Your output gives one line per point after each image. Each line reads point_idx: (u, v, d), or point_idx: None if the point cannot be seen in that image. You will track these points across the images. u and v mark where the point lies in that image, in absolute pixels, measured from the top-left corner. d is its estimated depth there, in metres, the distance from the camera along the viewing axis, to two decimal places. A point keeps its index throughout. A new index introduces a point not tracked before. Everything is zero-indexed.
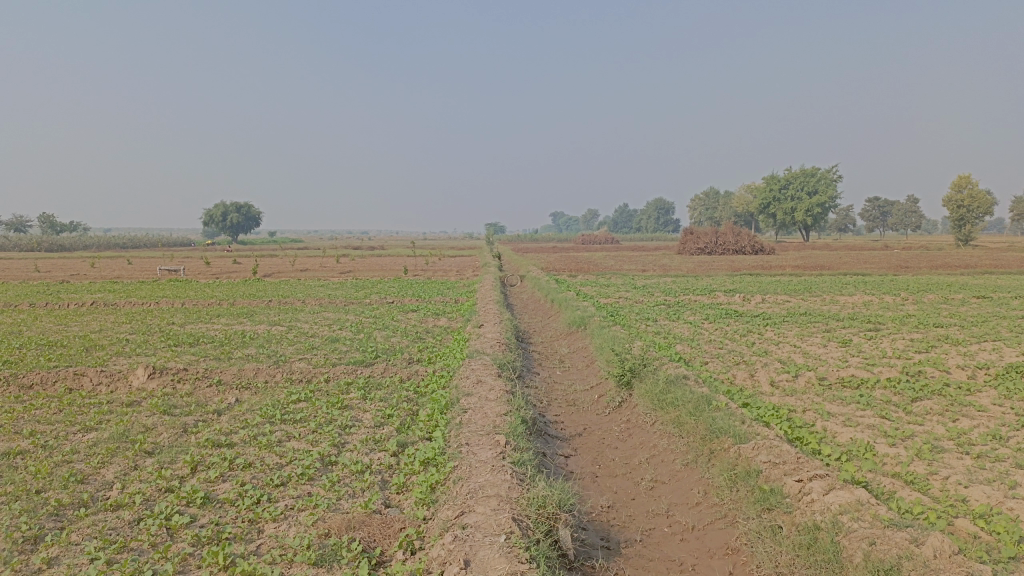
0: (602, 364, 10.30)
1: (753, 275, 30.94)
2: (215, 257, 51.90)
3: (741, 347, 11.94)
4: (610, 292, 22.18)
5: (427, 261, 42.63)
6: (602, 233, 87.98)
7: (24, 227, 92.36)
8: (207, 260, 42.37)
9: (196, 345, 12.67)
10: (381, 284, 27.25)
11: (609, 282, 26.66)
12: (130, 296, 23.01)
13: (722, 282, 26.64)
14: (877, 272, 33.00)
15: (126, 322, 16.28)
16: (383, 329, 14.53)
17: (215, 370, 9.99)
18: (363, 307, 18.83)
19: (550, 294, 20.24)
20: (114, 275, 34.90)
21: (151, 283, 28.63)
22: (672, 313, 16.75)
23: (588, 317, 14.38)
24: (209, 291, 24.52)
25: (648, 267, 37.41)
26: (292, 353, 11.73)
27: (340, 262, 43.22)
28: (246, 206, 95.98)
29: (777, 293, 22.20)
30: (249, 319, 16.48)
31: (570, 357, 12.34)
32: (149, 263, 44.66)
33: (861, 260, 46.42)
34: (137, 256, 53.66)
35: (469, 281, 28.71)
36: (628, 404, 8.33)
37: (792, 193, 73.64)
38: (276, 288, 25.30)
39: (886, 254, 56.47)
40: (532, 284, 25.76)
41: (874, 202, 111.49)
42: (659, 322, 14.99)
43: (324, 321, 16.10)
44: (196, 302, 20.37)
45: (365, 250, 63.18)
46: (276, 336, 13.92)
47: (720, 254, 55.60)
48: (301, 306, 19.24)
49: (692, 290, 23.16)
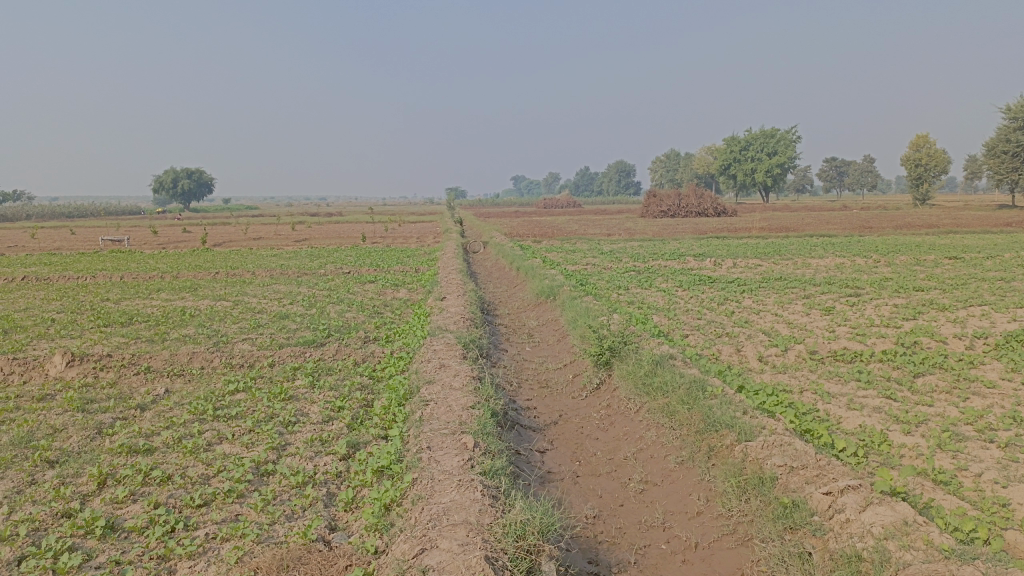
0: (576, 341, 9.45)
1: (720, 238, 30.45)
2: (165, 226, 49.75)
3: (722, 317, 11.19)
4: (577, 259, 21.32)
5: (386, 227, 41.31)
6: (565, 197, 87.05)
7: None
8: (155, 229, 40.44)
9: (128, 325, 11.51)
10: (338, 252, 26.03)
11: (575, 248, 25.85)
12: (65, 269, 21.44)
13: (690, 246, 25.98)
14: (843, 233, 32.74)
15: (56, 298, 14.96)
16: (337, 303, 13.50)
17: (146, 355, 8.91)
18: (317, 278, 17.70)
19: (515, 262, 19.32)
20: (55, 246, 33.00)
21: (92, 255, 26.93)
22: (644, 280, 15.97)
23: (557, 286, 13.51)
24: (153, 263, 23.04)
25: (614, 232, 36.73)
26: (235, 333, 10.66)
27: (296, 230, 41.61)
28: (198, 172, 92.71)
29: (747, 256, 21.61)
30: (192, 294, 15.26)
31: (540, 331, 11.48)
32: (93, 233, 42.59)
33: (824, 221, 46.41)
34: (81, 225, 51.24)
35: (430, 247, 27.64)
36: (607, 387, 7.51)
37: (753, 154, 73.48)
38: (226, 258, 23.93)
39: (847, 215, 56.63)
40: (496, 250, 24.78)
41: (833, 163, 112.22)
42: (631, 290, 14.19)
43: (274, 294, 14.97)
44: (136, 276, 19.00)
45: (324, 216, 61.34)
46: (221, 312, 12.79)
47: (683, 216, 55.18)
48: (250, 278, 18.04)
49: (661, 255, 22.44)
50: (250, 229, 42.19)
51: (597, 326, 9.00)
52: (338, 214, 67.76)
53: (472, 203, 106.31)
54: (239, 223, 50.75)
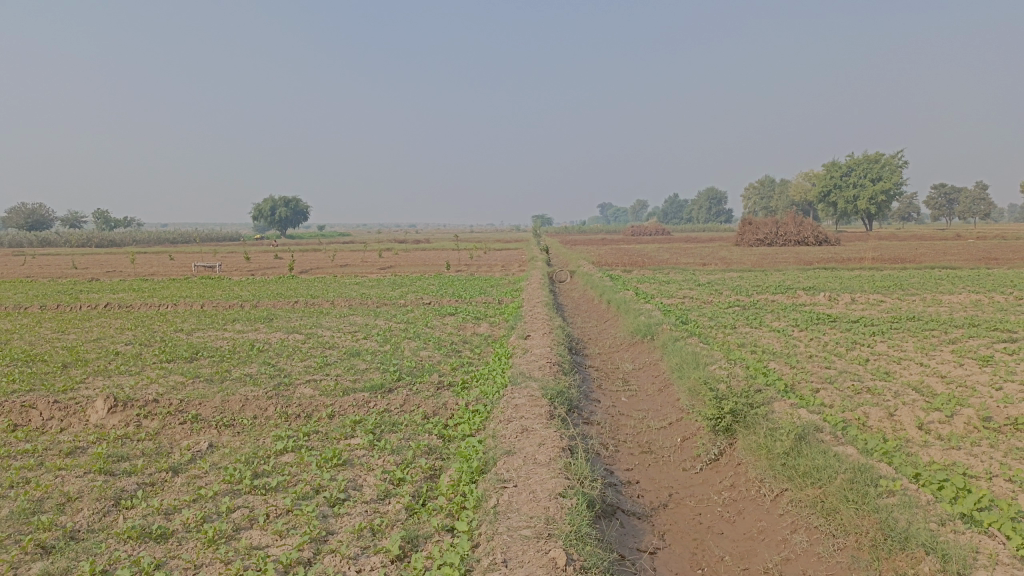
0: (685, 396, 8.00)
1: (827, 269, 28.13)
2: (259, 252, 50.83)
3: (855, 369, 9.44)
4: (672, 291, 19.71)
5: (472, 255, 40.52)
6: (654, 223, 84.98)
7: (78, 223, 93.67)
8: (246, 256, 41.02)
9: (192, 360, 10.73)
10: (421, 281, 25.27)
11: (669, 278, 24.23)
12: (152, 297, 21.35)
13: (797, 278, 23.94)
14: (965, 265, 29.80)
15: (131, 328, 14.51)
16: (413, 339, 12.39)
17: (198, 400, 7.97)
18: (396, 310, 16.76)
19: (606, 294, 17.91)
20: (150, 272, 33.77)
21: (182, 281, 27.14)
22: (751, 317, 14.26)
23: (655, 324, 12.01)
24: (237, 290, 22.76)
25: (709, 261, 34.76)
26: (299, 373, 9.67)
27: (382, 257, 41.46)
28: (294, 201, 95.41)
29: (864, 291, 19.46)
30: (267, 325, 14.53)
31: (637, 378, 10.05)
32: (189, 258, 43.60)
33: (939, 251, 42.88)
34: (180, 252, 52.93)
35: (515, 276, 26.56)
36: (730, 462, 6.03)
37: (854, 180, 69.66)
38: (308, 287, 23.45)
39: (962, 244, 52.51)
40: (585, 280, 23.40)
41: (941, 189, 105.57)
42: (739, 331, 12.54)
43: (349, 327, 14.06)
44: (216, 304, 18.58)
45: (412, 244, 61.46)
46: (291, 347, 11.90)
47: (781, 245, 52.39)
48: (328, 308, 17.27)
49: (766, 289, 20.53)
50: (336, 257, 42.33)
51: (711, 379, 7.55)
52: (426, 240, 67.79)
53: (558, 230, 105.41)
54: (328, 250, 51.23)
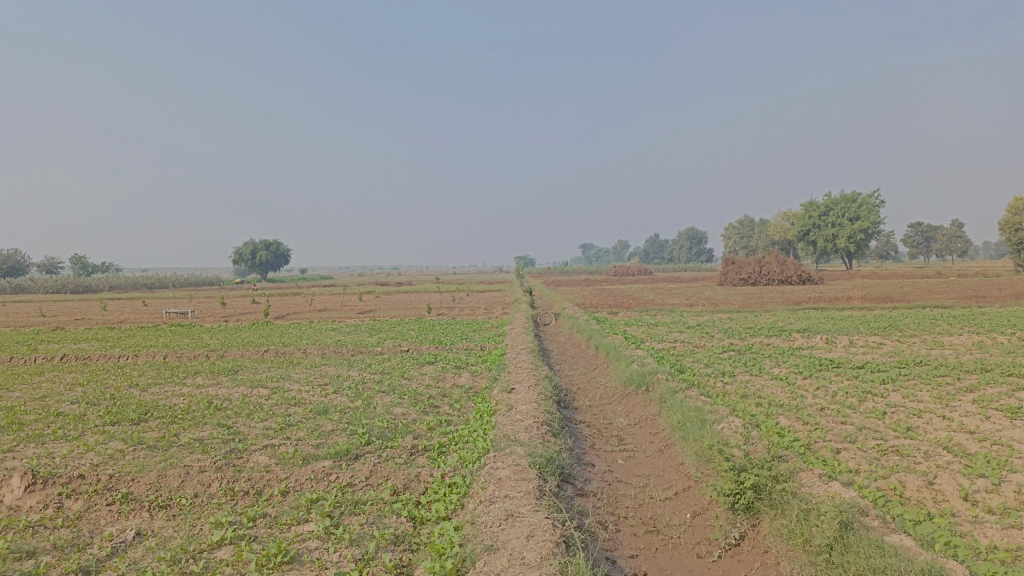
0: (692, 462, 7.07)
1: (817, 309, 27.46)
2: (236, 297, 49.48)
3: (873, 424, 8.57)
4: (662, 334, 18.87)
5: (453, 298, 39.60)
6: (636, 263, 84.52)
7: (53, 269, 91.93)
8: (221, 301, 39.81)
9: (140, 423, 9.64)
10: (400, 326, 24.28)
11: (657, 321, 23.44)
12: (113, 346, 20.16)
13: (788, 319, 23.23)
14: (953, 303, 29.31)
15: (81, 384, 13.34)
16: (387, 393, 11.37)
17: (132, 474, 6.90)
18: (371, 359, 15.74)
19: (594, 339, 17.02)
20: (118, 318, 32.43)
21: (149, 329, 25.93)
22: (749, 363, 13.41)
23: (650, 374, 11.11)
24: (206, 338, 21.63)
25: (696, 302, 34.11)
26: (256, 437, 8.61)
27: (361, 301, 40.41)
28: (274, 244, 94.41)
29: (860, 333, 18.72)
30: (230, 378, 13.44)
31: (633, 437, 9.10)
32: (162, 304, 42.31)
33: (925, 289, 42.54)
34: (155, 298, 51.48)
35: (498, 320, 25.65)
36: (755, 549, 5.09)
37: (834, 219, 69.83)
38: (281, 334, 22.33)
39: (945, 282, 52.40)
40: (571, 323, 22.53)
41: (917, 228, 106.57)
42: (739, 379, 11.66)
43: (319, 380, 13.02)
44: (180, 355, 17.41)
45: (393, 287, 60.42)
46: (252, 404, 10.83)
47: (765, 284, 52.03)
48: (299, 358, 16.19)
49: (759, 331, 19.74)
50: (315, 301, 41.18)
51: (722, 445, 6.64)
52: (407, 283, 66.66)
53: (541, 272, 104.99)
54: (306, 294, 50.09)
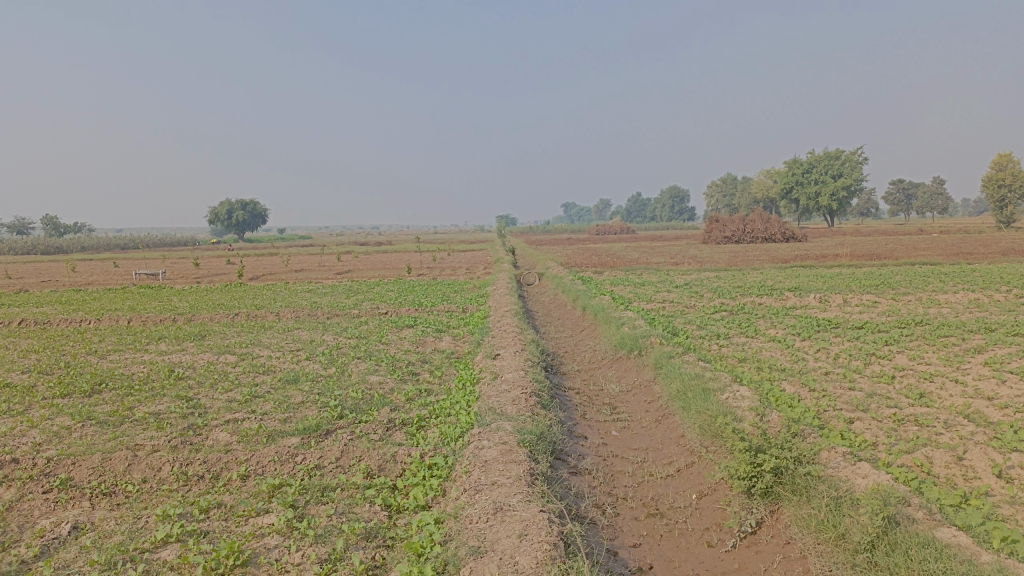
0: (695, 436, 6.45)
1: (805, 267, 26.99)
2: (213, 258, 48.35)
3: (884, 391, 7.99)
4: (650, 294, 18.27)
5: (435, 257, 38.83)
6: (618, 222, 83.94)
7: (24, 229, 89.84)
8: (196, 261, 38.75)
9: (92, 395, 8.87)
10: (380, 287, 23.52)
11: (644, 280, 22.83)
12: (79, 310, 19.25)
13: (777, 278, 22.72)
14: (941, 261, 28.97)
15: (36, 351, 12.51)
16: (363, 359, 10.66)
17: (73, 457, 6.17)
18: (348, 322, 15.00)
19: (581, 300, 16.40)
20: (89, 280, 31.35)
21: (119, 291, 24.98)
22: (744, 325, 12.83)
23: (643, 338, 10.49)
24: (177, 301, 20.77)
25: (681, 260, 33.61)
26: (218, 410, 7.90)
27: (340, 261, 39.54)
28: (251, 203, 92.53)
29: (853, 291, 18.22)
30: (198, 344, 12.67)
31: (627, 405, 8.49)
32: (135, 265, 41.20)
33: (911, 246, 42.19)
34: (128, 258, 50.18)
35: (481, 280, 24.97)
36: (776, 541, 4.48)
37: (817, 176, 69.38)
38: (256, 296, 21.51)
39: (928, 238, 52.23)
40: (555, 283, 21.88)
41: (898, 185, 106.61)
42: (736, 342, 11.08)
43: (292, 345, 12.29)
44: (146, 319, 16.56)
45: (373, 246, 59.38)
46: (218, 372, 10.08)
47: (748, 242, 51.68)
48: (272, 322, 15.42)
49: (749, 290, 19.21)
50: (293, 262, 40.22)
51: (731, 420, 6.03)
52: (387, 242, 65.57)
53: (523, 231, 104.08)
54: (283, 254, 49.06)
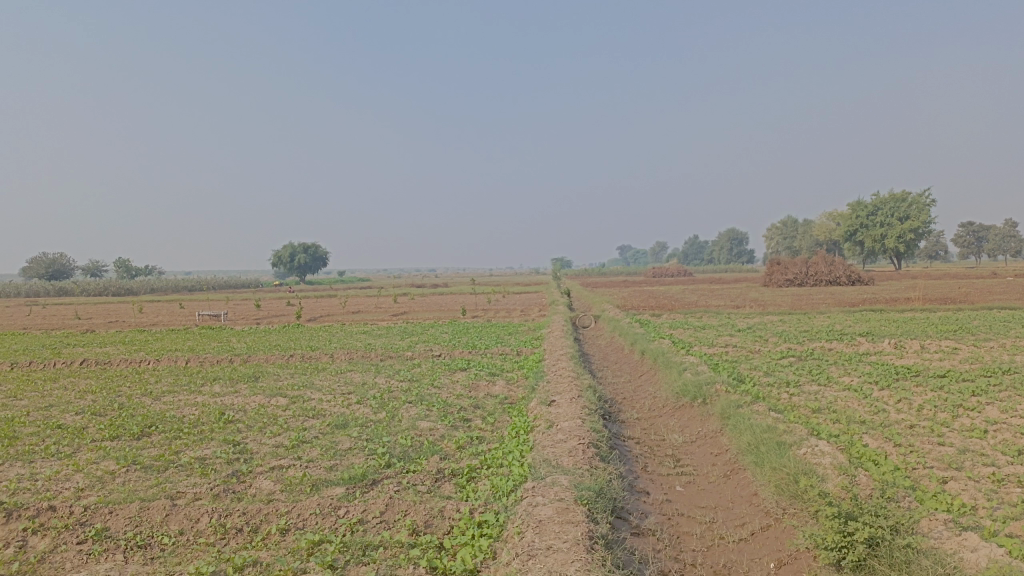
0: (770, 496, 5.89)
1: (875, 311, 25.82)
2: (273, 300, 49.23)
3: (979, 446, 7.25)
4: (711, 339, 17.56)
5: (490, 300, 38.66)
6: (675, 264, 82.81)
7: (99, 272, 93.59)
8: (256, 303, 39.43)
9: (141, 438, 8.74)
10: (434, 329, 23.35)
11: (704, 324, 22.10)
12: (140, 351, 19.55)
13: (846, 322, 21.72)
14: (1021, 305, 27.38)
15: (94, 391, 12.58)
16: (414, 404, 10.34)
17: (111, 505, 5.95)
18: (401, 365, 14.76)
19: (639, 344, 15.85)
20: (154, 322, 32.11)
21: (180, 332, 25.39)
22: (815, 371, 12.09)
23: (707, 385, 9.92)
24: (234, 342, 20.94)
25: (742, 303, 32.67)
26: (264, 456, 7.64)
27: (397, 303, 39.72)
28: (313, 246, 94.51)
29: (930, 337, 17.20)
30: (250, 386, 12.57)
31: (692, 457, 7.93)
32: (199, 307, 42.19)
33: (987, 289, 40.22)
34: (192, 300, 51.45)
35: (536, 323, 24.60)
36: None
37: (882, 218, 67.35)
38: (311, 338, 21.55)
39: (1004, 282, 49.83)
40: (613, 327, 21.34)
41: (968, 226, 102.81)
42: (807, 390, 10.39)
43: (343, 388, 12.07)
44: (203, 360, 16.63)
45: (429, 288, 59.67)
46: (267, 415, 9.88)
47: (811, 285, 50.15)
48: (325, 364, 15.28)
49: (816, 335, 18.34)
50: (350, 304, 40.57)
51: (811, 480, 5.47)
52: (443, 284, 65.86)
53: (578, 273, 103.62)
54: (341, 296, 49.66)
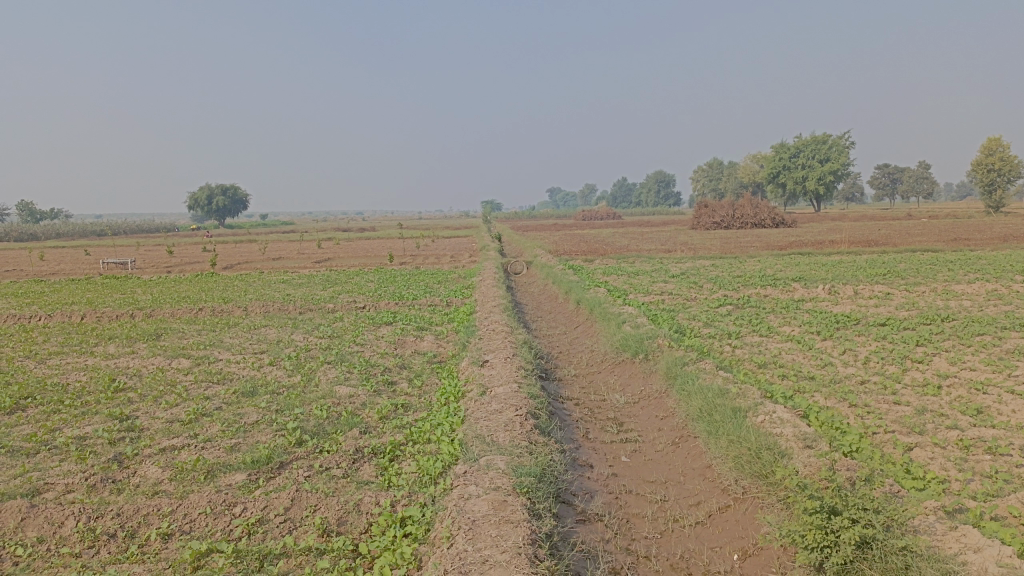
0: (728, 473, 5.30)
1: (803, 254, 25.93)
2: (189, 245, 46.72)
3: (936, 406, 6.85)
4: (647, 286, 17.07)
5: (418, 244, 37.53)
6: (604, 207, 82.76)
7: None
8: (169, 250, 37.20)
9: (12, 414, 7.58)
10: (359, 277, 22.22)
11: (638, 270, 21.70)
12: (32, 304, 17.85)
13: (777, 266, 21.65)
14: (941, 247, 27.96)
15: None
16: (333, 365, 9.42)
17: None
18: (321, 319, 13.75)
19: (574, 292, 15.23)
20: (55, 270, 29.90)
21: (81, 283, 23.53)
22: (755, 321, 11.69)
23: (649, 340, 9.33)
24: (140, 293, 19.39)
25: (674, 247, 32.52)
26: (155, 435, 6.66)
27: (321, 249, 38.18)
28: (232, 189, 90.63)
29: (861, 281, 17.15)
30: (151, 346, 11.38)
31: (635, 420, 7.33)
32: (107, 254, 39.64)
33: (905, 232, 41.24)
34: (99, 246, 48.29)
35: (466, 269, 23.74)
36: None
37: (804, 161, 68.46)
38: (226, 288, 20.16)
39: (918, 224, 51.35)
40: (545, 274, 20.69)
41: (884, 170, 105.91)
42: (751, 342, 9.95)
43: (256, 347, 11.03)
44: (102, 315, 15.20)
45: (356, 232, 57.82)
46: (166, 382, 8.81)
47: (738, 227, 50.65)
48: (238, 318, 14.10)
49: (750, 280, 18.10)
50: (271, 249, 38.78)
51: (778, 462, 4.90)
52: (371, 229, 64.00)
53: (507, 217, 102.73)
54: (261, 241, 47.51)
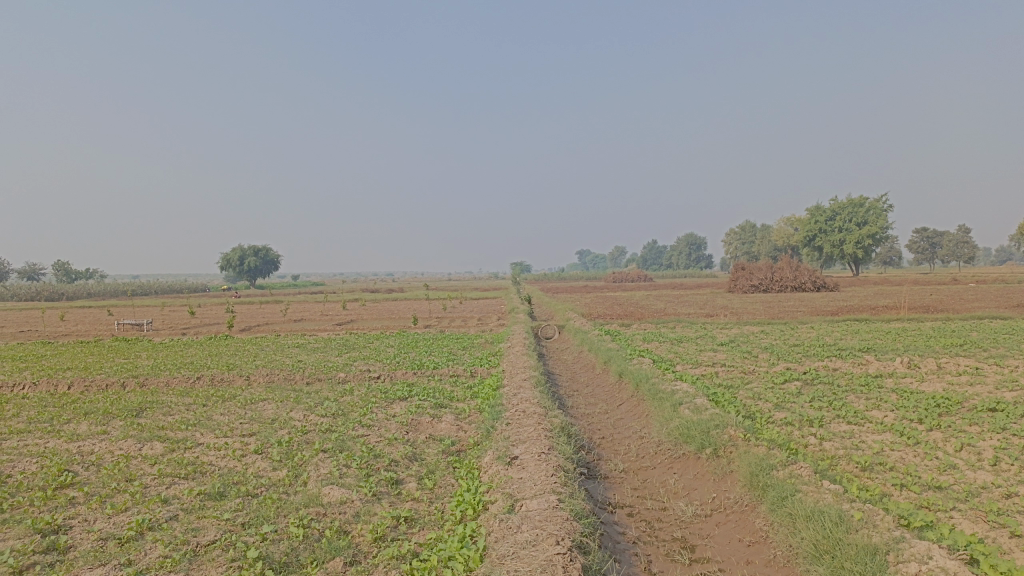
0: None
1: (857, 320, 23.88)
2: (212, 305, 45.78)
3: None
4: (694, 356, 15.24)
5: (445, 306, 36.08)
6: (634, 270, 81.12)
7: (36, 275, 88.62)
8: (189, 312, 36.21)
9: None
10: (378, 341, 20.68)
11: (680, 337, 19.87)
12: (24, 369, 16.49)
13: (834, 334, 19.68)
14: (1010, 315, 25.58)
15: None
16: (329, 455, 7.77)
17: None
18: (328, 391, 12.15)
19: (614, 363, 13.46)
20: (69, 332, 28.85)
21: (88, 346, 22.26)
22: (835, 402, 9.83)
23: (716, 430, 7.54)
24: (143, 358, 18.00)
25: (714, 312, 30.59)
26: (76, 561, 5.01)
27: (346, 310, 36.88)
28: (263, 250, 90.86)
29: (938, 354, 15.12)
30: (126, 424, 9.80)
31: (714, 545, 5.52)
32: (128, 315, 38.75)
33: (958, 297, 38.70)
34: (122, 307, 47.57)
35: (494, 334, 22.10)
36: None
37: (840, 224, 66.41)
38: (235, 353, 18.71)
39: (967, 289, 48.73)
40: (579, 340, 18.96)
41: (921, 233, 102.96)
42: (840, 432, 8.10)
43: (245, 427, 9.41)
44: (90, 383, 13.73)
45: (382, 293, 56.74)
46: (123, 476, 7.20)
47: (777, 292, 48.56)
48: (237, 390, 12.51)
49: (809, 350, 16.20)
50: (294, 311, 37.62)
51: None
52: (398, 291, 62.81)
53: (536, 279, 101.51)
54: (284, 302, 46.50)
